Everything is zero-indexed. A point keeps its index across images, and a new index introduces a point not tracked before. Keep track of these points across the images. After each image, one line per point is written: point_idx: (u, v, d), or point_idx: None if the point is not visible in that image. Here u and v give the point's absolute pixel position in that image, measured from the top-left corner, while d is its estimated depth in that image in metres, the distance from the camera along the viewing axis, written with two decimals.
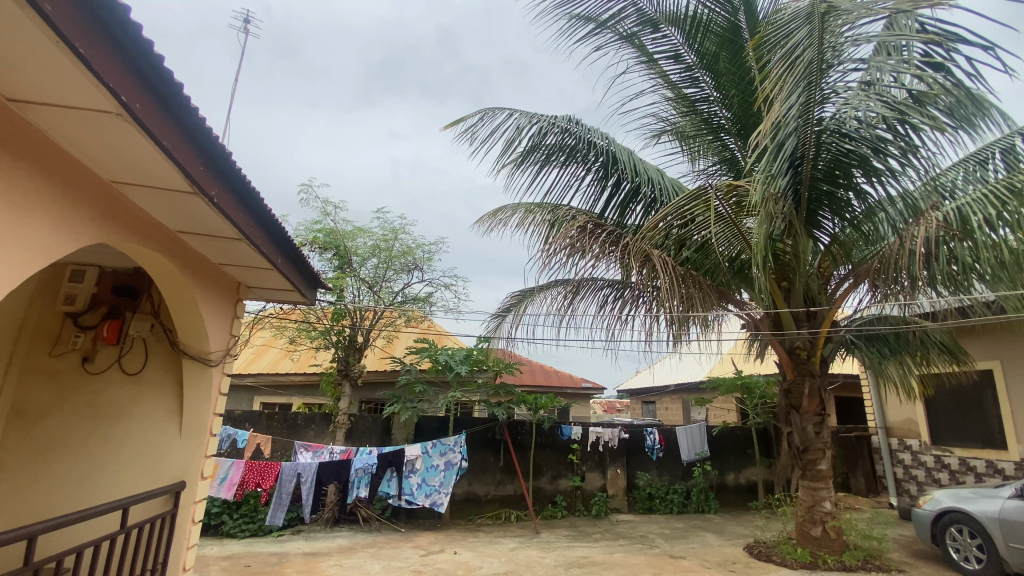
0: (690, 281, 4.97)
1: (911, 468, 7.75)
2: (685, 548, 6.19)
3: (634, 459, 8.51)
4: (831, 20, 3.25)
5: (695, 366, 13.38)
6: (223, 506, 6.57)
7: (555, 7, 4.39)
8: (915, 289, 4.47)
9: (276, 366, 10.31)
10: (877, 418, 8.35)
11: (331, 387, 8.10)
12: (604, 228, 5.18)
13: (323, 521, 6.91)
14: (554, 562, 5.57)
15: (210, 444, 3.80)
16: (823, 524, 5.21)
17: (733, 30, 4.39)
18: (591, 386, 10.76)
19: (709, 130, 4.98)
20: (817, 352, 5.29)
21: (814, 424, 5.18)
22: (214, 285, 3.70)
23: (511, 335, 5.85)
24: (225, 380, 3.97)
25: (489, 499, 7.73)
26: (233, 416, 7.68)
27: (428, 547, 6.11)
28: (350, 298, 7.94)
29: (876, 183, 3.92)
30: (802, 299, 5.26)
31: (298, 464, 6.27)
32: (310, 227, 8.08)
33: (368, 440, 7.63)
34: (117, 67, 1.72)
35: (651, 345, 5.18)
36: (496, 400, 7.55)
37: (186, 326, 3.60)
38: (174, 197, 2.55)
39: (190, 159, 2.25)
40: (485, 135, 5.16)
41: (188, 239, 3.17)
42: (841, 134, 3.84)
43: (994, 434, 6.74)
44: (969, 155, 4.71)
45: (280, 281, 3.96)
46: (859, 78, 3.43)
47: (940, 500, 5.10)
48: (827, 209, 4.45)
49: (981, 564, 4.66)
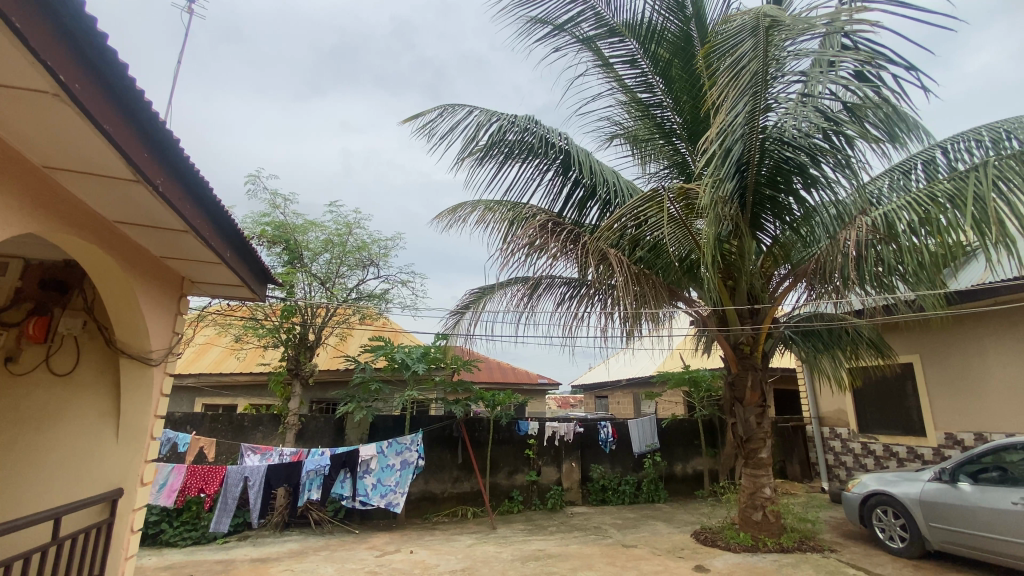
0: (643, 279, 5.14)
1: (841, 455, 8.38)
2: (637, 537, 6.38)
3: (589, 452, 8.71)
4: (774, 34, 3.42)
5: (646, 361, 14.01)
6: (162, 513, 6.23)
7: (513, 7, 4.44)
8: (846, 287, 4.78)
9: (219, 366, 9.85)
10: (811, 408, 8.99)
11: (279, 387, 7.82)
12: (563, 226, 5.23)
13: (272, 525, 6.67)
14: (510, 556, 5.62)
15: (150, 448, 3.58)
16: (763, 508, 5.54)
17: (685, 38, 4.53)
18: (546, 382, 10.93)
19: (661, 134, 5.15)
20: (759, 347, 5.58)
21: (756, 415, 5.47)
22: (156, 280, 3.48)
23: (470, 332, 5.86)
24: (167, 380, 3.75)
25: (446, 496, 7.69)
26: (173, 419, 7.29)
27: (383, 548, 6.01)
28: (301, 295, 7.67)
29: (813, 190, 4.22)
30: (745, 297, 5.52)
31: (244, 467, 6.03)
32: (258, 220, 7.74)
33: (320, 441, 7.41)
34: (56, 43, 1.59)
35: (606, 341, 5.29)
36: (453, 398, 7.51)
37: (124, 325, 3.37)
38: (114, 185, 2.39)
39: (134, 146, 2.12)
40: (444, 131, 5.14)
41: (128, 230, 2.97)
42: (783, 142, 4.09)
43: (914, 421, 7.33)
44: (895, 165, 5.11)
45: (228, 276, 3.78)
46: (798, 90, 3.67)
47: (866, 484, 5.53)
48: (769, 212, 4.76)
49: (905, 543, 5.10)
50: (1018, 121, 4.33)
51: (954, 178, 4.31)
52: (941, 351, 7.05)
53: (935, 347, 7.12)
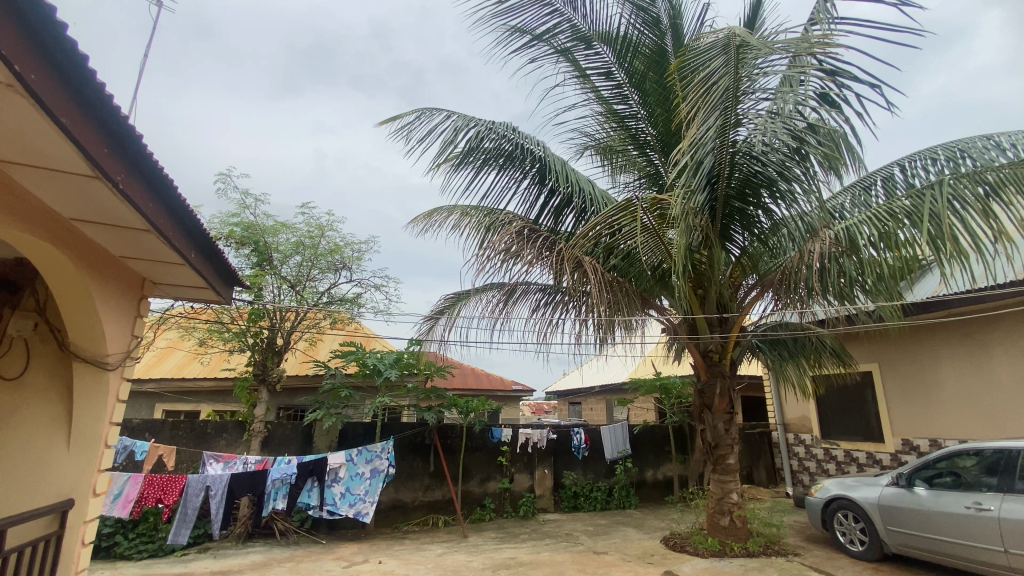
0: (616, 287, 5.18)
1: (804, 460, 8.62)
2: (607, 543, 6.42)
3: (561, 459, 8.73)
4: (743, 52, 3.52)
5: (619, 368, 14.20)
6: (116, 525, 5.94)
7: (491, 16, 4.47)
8: (810, 297, 4.91)
9: (182, 371, 9.50)
10: (777, 415, 9.26)
11: (245, 393, 7.59)
12: (539, 233, 5.26)
13: (234, 537, 6.43)
14: (481, 565, 5.56)
15: (104, 457, 3.41)
16: (730, 514, 5.64)
17: (660, 53, 4.65)
18: (521, 388, 10.91)
19: (635, 145, 5.23)
20: (727, 354, 5.69)
21: (725, 422, 5.58)
22: (114, 280, 3.32)
23: (444, 339, 5.82)
24: (125, 385, 3.59)
25: (417, 505, 7.58)
26: (131, 426, 7.00)
27: (351, 558, 5.87)
28: (269, 297, 7.48)
29: (779, 203, 4.35)
30: (715, 306, 5.64)
31: (207, 476, 5.83)
32: (226, 220, 7.52)
33: (287, 449, 7.21)
34: (11, 31, 1.51)
35: (580, 347, 5.36)
36: (426, 405, 7.35)
37: (79, 326, 3.20)
38: (72, 182, 2.28)
39: (93, 142, 2.02)
40: (422, 134, 5.11)
41: (85, 228, 2.83)
42: (752, 156, 4.21)
43: (872, 427, 7.63)
44: (857, 181, 5.33)
45: (192, 278, 3.64)
46: (766, 107, 3.79)
47: (828, 488, 5.70)
48: (738, 224, 4.88)
49: (864, 546, 5.27)
50: (971, 142, 4.56)
51: (911, 195, 4.49)
52: (898, 359, 7.35)
53: (891, 357, 7.43)
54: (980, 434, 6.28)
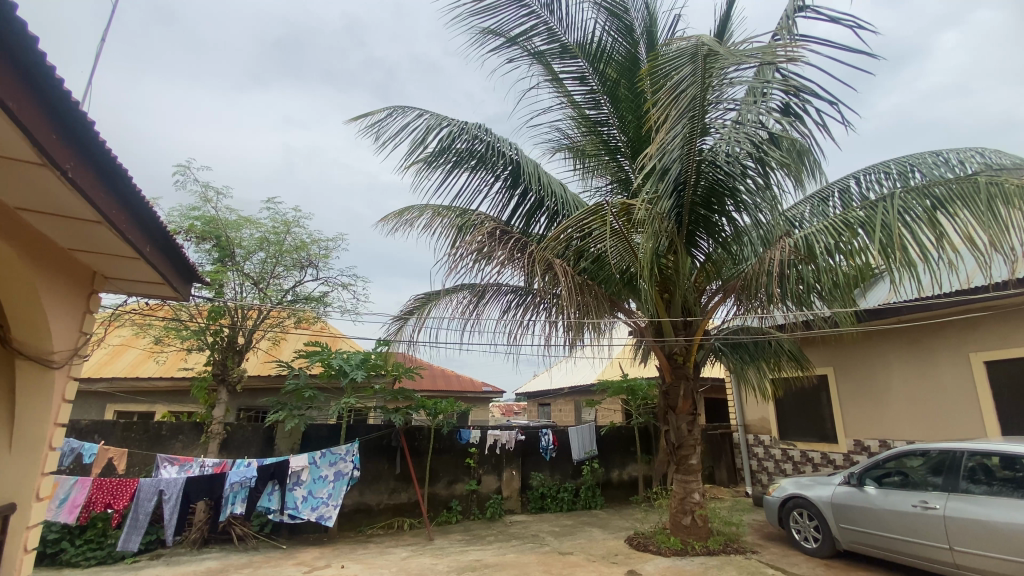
0: (586, 290, 5.21)
1: (763, 460, 8.91)
2: (572, 544, 6.47)
3: (529, 460, 8.76)
4: (710, 63, 3.60)
5: (588, 370, 14.36)
6: (62, 531, 5.62)
7: (468, 15, 4.45)
8: (770, 303, 5.09)
9: (135, 370, 9.08)
10: (738, 416, 9.54)
11: (203, 394, 7.30)
12: (511, 235, 5.27)
13: (188, 543, 6.16)
14: (446, 568, 5.50)
15: (49, 460, 3.22)
16: (692, 513, 5.77)
17: (632, 60, 4.74)
18: (490, 390, 10.89)
19: (607, 151, 5.30)
20: (692, 357, 5.83)
21: (688, 423, 5.71)
22: (62, 275, 3.14)
23: (412, 339, 5.74)
24: (71, 385, 3.39)
25: (382, 508, 7.46)
26: (78, 427, 6.66)
27: (312, 564, 5.70)
28: (231, 295, 7.23)
29: (742, 212, 4.50)
30: (680, 309, 5.77)
31: (160, 480, 5.60)
32: (186, 214, 7.24)
33: (247, 452, 6.99)
34: None
35: (549, 349, 5.41)
36: (393, 406, 7.24)
37: (21, 321, 3.00)
38: (14, 168, 2.13)
39: (39, 126, 1.89)
40: (393, 132, 5.04)
41: (30, 217, 2.68)
42: (717, 165, 4.33)
43: (827, 429, 7.94)
44: (817, 192, 5.54)
45: (148, 272, 3.47)
46: (732, 117, 3.90)
47: (785, 488, 5.90)
48: (703, 231, 5.01)
49: (817, 543, 5.49)
50: (921, 157, 4.81)
51: (865, 207, 4.69)
52: (850, 363, 7.68)
53: (845, 362, 7.76)
54: (925, 435, 6.64)
